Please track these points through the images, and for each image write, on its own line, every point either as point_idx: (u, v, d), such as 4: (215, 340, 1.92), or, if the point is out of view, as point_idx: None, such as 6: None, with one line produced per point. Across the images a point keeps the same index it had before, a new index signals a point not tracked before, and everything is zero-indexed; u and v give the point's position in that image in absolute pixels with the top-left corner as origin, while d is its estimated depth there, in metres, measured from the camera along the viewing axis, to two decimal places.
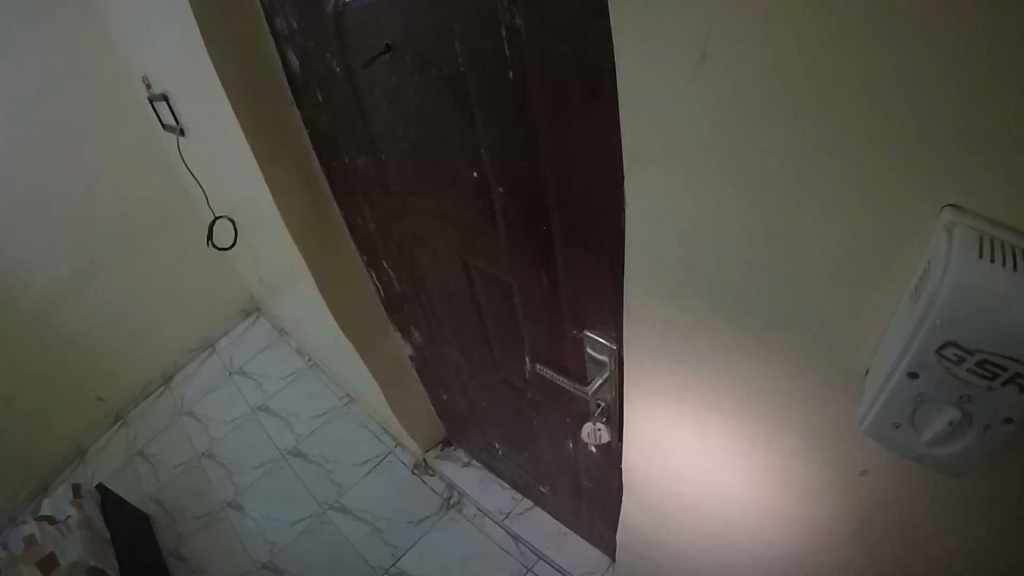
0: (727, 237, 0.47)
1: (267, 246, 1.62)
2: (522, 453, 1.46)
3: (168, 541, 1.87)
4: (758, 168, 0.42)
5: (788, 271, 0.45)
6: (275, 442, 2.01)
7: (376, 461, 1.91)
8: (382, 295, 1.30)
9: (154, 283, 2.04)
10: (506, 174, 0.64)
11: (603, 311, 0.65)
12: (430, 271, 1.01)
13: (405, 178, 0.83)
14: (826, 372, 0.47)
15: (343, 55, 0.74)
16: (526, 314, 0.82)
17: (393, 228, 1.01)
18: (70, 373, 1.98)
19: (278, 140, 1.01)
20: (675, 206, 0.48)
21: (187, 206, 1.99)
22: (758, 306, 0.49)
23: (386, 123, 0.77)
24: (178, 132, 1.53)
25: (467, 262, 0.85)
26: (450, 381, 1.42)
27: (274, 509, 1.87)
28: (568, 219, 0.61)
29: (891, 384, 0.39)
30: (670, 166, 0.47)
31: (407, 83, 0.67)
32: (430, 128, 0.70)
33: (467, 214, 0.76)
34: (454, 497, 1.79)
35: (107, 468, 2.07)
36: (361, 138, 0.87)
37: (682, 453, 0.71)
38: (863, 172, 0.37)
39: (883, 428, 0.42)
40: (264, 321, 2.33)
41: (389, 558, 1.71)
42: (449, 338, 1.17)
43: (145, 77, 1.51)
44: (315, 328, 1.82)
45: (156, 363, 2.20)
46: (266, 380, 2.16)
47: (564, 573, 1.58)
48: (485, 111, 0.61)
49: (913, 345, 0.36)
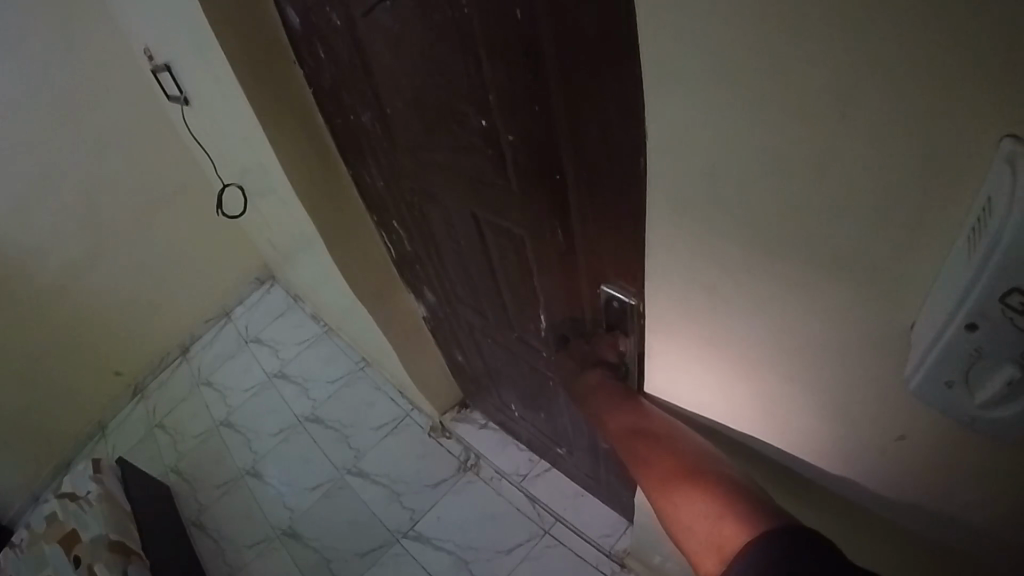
0: (760, 179, 0.43)
1: (278, 212, 1.59)
2: (539, 414, 1.44)
3: (190, 511, 1.87)
4: (788, 107, 0.38)
5: (823, 221, 0.41)
6: (292, 408, 2.00)
7: (393, 425, 1.89)
8: (395, 255, 1.27)
9: (167, 258, 2.02)
10: (516, 120, 0.61)
11: (624, 265, 0.62)
12: (442, 229, 0.98)
13: (412, 132, 0.80)
14: (864, 331, 0.44)
15: (342, 4, 0.71)
16: (542, 270, 0.79)
17: (403, 185, 0.97)
18: (86, 349, 1.98)
19: (282, 101, 0.97)
20: (704, 147, 0.45)
21: (199, 179, 1.95)
22: (791, 256, 0.45)
23: (390, 75, 0.74)
24: (182, 101, 1.50)
25: (480, 218, 0.82)
26: (464, 342, 1.40)
27: (292, 474, 1.86)
28: (583, 165, 0.57)
29: (948, 335, 0.35)
30: (693, 106, 0.43)
31: (409, 30, 0.64)
32: (435, 75, 0.66)
33: (477, 165, 0.72)
34: (471, 458, 1.77)
35: (128, 441, 2.08)
36: (365, 92, 0.84)
37: (709, 411, 0.67)
38: (905, 104, 0.32)
39: (933, 383, 0.38)
40: (279, 288, 2.30)
41: (407, 522, 1.70)
42: (464, 296, 1.15)
43: (146, 48, 1.46)
44: (327, 293, 1.80)
45: (172, 334, 2.19)
46: (282, 347, 2.14)
47: (581, 534, 1.57)
48: (492, 55, 0.57)
49: (976, 291, 0.32)
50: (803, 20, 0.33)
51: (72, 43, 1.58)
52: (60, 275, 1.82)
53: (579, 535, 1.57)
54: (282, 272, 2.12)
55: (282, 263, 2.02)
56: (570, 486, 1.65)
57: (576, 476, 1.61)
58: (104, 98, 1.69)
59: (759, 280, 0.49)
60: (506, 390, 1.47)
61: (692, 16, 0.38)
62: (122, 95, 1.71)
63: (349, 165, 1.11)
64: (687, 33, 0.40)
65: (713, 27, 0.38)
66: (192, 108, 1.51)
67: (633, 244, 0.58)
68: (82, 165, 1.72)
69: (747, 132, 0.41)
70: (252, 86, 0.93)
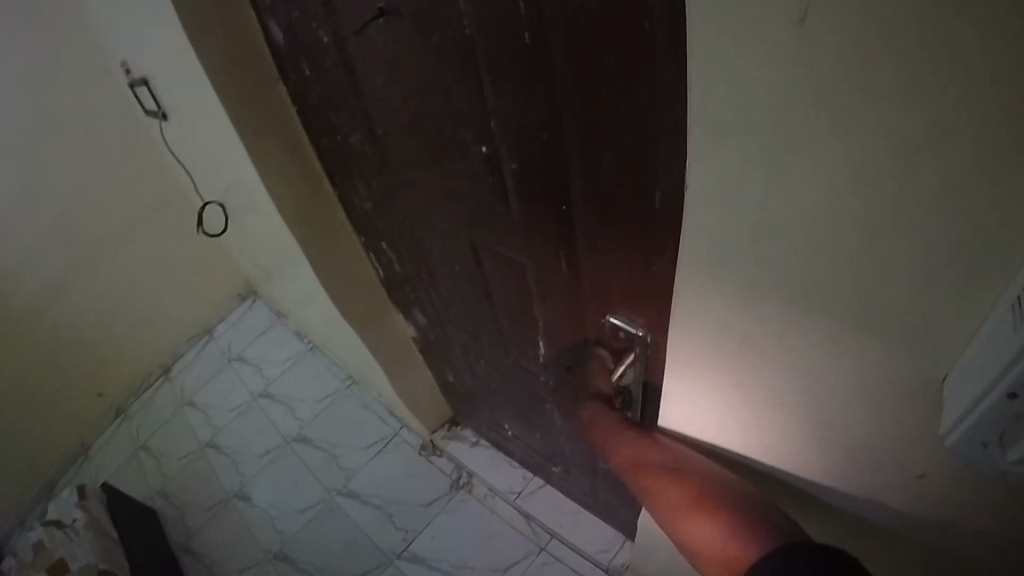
0: (812, 202, 0.43)
1: (261, 230, 1.56)
2: (534, 433, 1.42)
3: (178, 535, 1.83)
4: (857, 131, 0.38)
5: (883, 238, 0.42)
6: (279, 428, 1.96)
7: (382, 444, 1.86)
8: (383, 276, 1.25)
9: (151, 275, 1.98)
10: (529, 141, 0.61)
11: (649, 274, 0.61)
12: (437, 251, 0.96)
13: (408, 153, 0.78)
14: (919, 340, 0.45)
15: (332, 25, 0.68)
16: (552, 282, 0.78)
17: (396, 210, 0.95)
18: (70, 370, 1.93)
19: (272, 124, 0.94)
20: (749, 173, 0.45)
21: (180, 195, 1.92)
22: (843, 274, 0.46)
23: (384, 95, 0.71)
24: (160, 116, 1.47)
25: (483, 234, 0.81)
26: (455, 361, 1.37)
27: (281, 496, 1.83)
28: (603, 183, 0.58)
29: (984, 403, 0.38)
30: (747, 133, 0.43)
31: (410, 48, 0.62)
32: (436, 98, 0.65)
33: (483, 186, 0.72)
34: (463, 477, 1.74)
35: (112, 464, 2.03)
36: (354, 117, 0.81)
37: (721, 426, 0.68)
38: (994, 126, 0.33)
39: (971, 443, 0.41)
40: (261, 304, 2.26)
41: (401, 543, 1.67)
42: (456, 318, 1.13)
43: (123, 62, 1.43)
44: (314, 310, 1.77)
45: (155, 354, 2.14)
46: (267, 366, 2.11)
47: (578, 552, 1.56)
48: (506, 69, 0.56)
49: (1014, 365, 0.35)
50: (889, 18, 0.32)
51: (50, 58, 1.54)
52: (43, 295, 1.77)
53: (577, 551, 1.56)
54: (265, 290, 2.08)
55: (266, 281, 1.99)
56: (565, 502, 1.63)
57: (570, 493, 1.60)
58: (81, 113, 1.64)
59: (805, 290, 0.49)
60: (499, 407, 1.43)
61: (758, 41, 0.38)
62: (100, 111, 1.67)
63: (335, 188, 1.07)
64: (745, 61, 0.39)
65: (781, 55, 0.38)
66: (170, 123, 1.48)
67: (661, 252, 0.58)
68: (62, 181, 1.68)
69: (808, 157, 0.41)
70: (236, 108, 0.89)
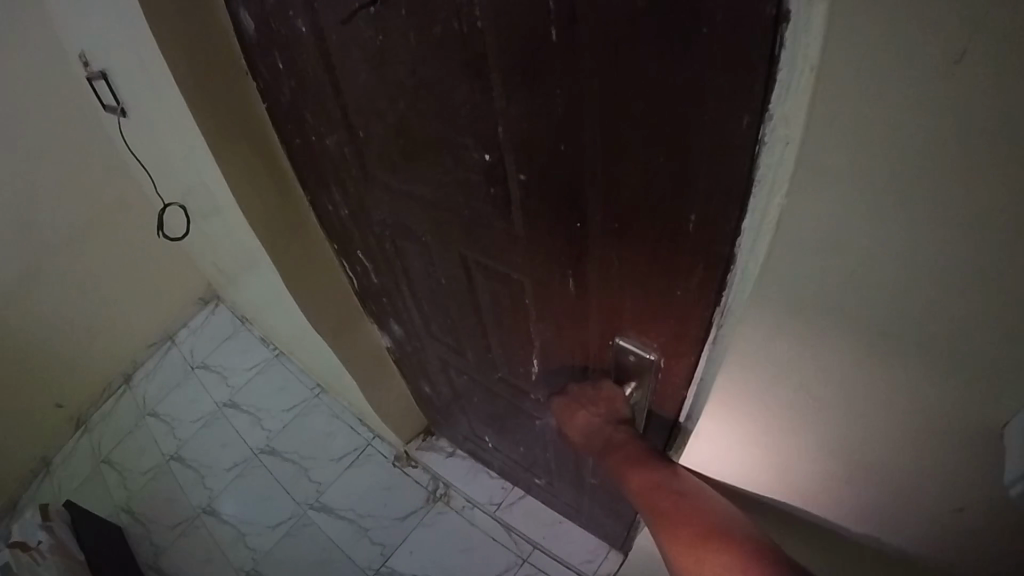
0: (920, 237, 0.39)
1: (225, 233, 1.47)
2: (517, 447, 1.37)
3: (145, 554, 1.75)
4: (995, 175, 0.34)
5: (1002, 285, 0.38)
6: (246, 440, 1.88)
7: (355, 454, 1.79)
8: (357, 285, 1.17)
9: (113, 280, 1.89)
10: (537, 154, 0.58)
11: (671, 278, 0.58)
12: (418, 263, 0.91)
13: (394, 157, 0.73)
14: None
15: (313, 16, 0.62)
16: (550, 296, 0.74)
17: (372, 216, 0.89)
18: (31, 382, 1.83)
19: (235, 122, 0.86)
20: (834, 199, 0.41)
21: (140, 195, 1.83)
22: (941, 310, 0.42)
23: (372, 93, 0.66)
24: (119, 112, 1.39)
25: (475, 243, 0.76)
26: (433, 374, 1.31)
27: (251, 511, 1.76)
28: (624, 199, 0.55)
29: None
30: (857, 162, 0.39)
31: (407, 40, 0.57)
32: (432, 103, 0.61)
33: (477, 199, 0.69)
34: (440, 488, 1.69)
35: (72, 480, 1.92)
36: (333, 117, 0.75)
37: (740, 433, 0.64)
38: None
39: None
40: (225, 309, 2.16)
41: (378, 558, 1.61)
42: (434, 330, 1.07)
43: (81, 54, 1.34)
44: (281, 316, 1.69)
45: (115, 363, 2.03)
46: (232, 373, 2.02)
47: (562, 563, 1.52)
48: (519, 65, 0.51)
49: None
50: None
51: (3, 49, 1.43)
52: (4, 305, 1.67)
53: (560, 561, 1.52)
54: (229, 296, 1.99)
55: (229, 286, 1.90)
56: (546, 513, 1.59)
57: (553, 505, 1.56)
58: (37, 108, 1.54)
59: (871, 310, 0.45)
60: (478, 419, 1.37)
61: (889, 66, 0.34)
62: (55, 106, 1.57)
63: (307, 193, 1.00)
64: (873, 85, 0.35)
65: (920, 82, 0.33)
66: (130, 119, 1.40)
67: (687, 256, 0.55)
68: (21, 183, 1.58)
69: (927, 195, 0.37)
70: (198, 105, 0.81)
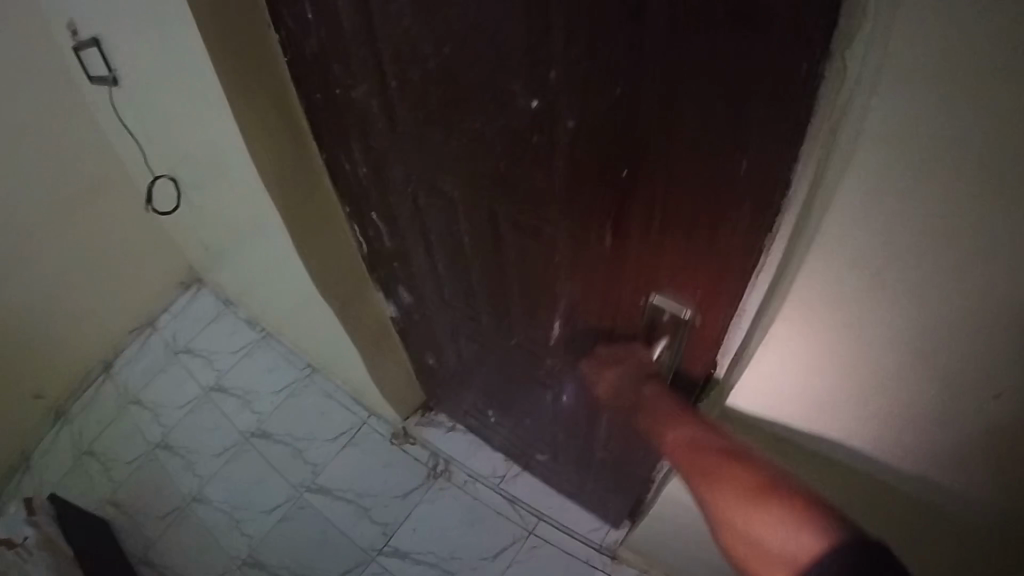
0: None
1: (219, 207, 1.42)
2: (522, 423, 1.36)
3: (135, 546, 1.70)
4: None
5: None
6: (235, 424, 1.84)
7: (351, 433, 1.76)
8: (366, 251, 1.15)
9: (94, 262, 1.82)
10: (591, 97, 0.57)
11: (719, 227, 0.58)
12: (438, 224, 0.89)
13: (424, 111, 0.71)
14: None
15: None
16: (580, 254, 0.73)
17: (395, 175, 0.87)
18: (11, 371, 1.76)
19: (252, 79, 0.82)
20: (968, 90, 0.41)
21: (121, 172, 1.76)
22: None
23: (409, 42, 0.64)
24: (112, 81, 1.32)
25: (505, 199, 0.75)
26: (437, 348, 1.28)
27: (244, 496, 1.72)
28: (682, 143, 0.54)
29: None
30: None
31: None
32: (476, 49, 0.60)
33: (516, 148, 0.67)
34: (440, 464, 1.67)
35: (54, 473, 1.86)
36: (359, 71, 0.73)
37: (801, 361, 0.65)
38: None
39: None
40: (207, 291, 2.10)
41: (381, 538, 1.60)
42: (448, 295, 1.05)
43: (68, 20, 1.27)
44: (274, 296, 1.64)
45: (94, 350, 1.97)
46: (217, 357, 1.97)
47: (568, 532, 1.55)
48: (581, 7, 0.50)
49: None
50: None
51: None
52: None
53: (567, 531, 1.55)
54: (213, 276, 1.93)
55: (214, 266, 1.84)
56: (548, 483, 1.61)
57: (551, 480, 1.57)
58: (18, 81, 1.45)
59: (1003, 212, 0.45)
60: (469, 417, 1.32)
61: None
62: (36, 80, 1.48)
63: (323, 155, 0.96)
64: None
65: None
66: (121, 89, 1.34)
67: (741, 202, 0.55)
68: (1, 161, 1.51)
69: None
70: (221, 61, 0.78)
